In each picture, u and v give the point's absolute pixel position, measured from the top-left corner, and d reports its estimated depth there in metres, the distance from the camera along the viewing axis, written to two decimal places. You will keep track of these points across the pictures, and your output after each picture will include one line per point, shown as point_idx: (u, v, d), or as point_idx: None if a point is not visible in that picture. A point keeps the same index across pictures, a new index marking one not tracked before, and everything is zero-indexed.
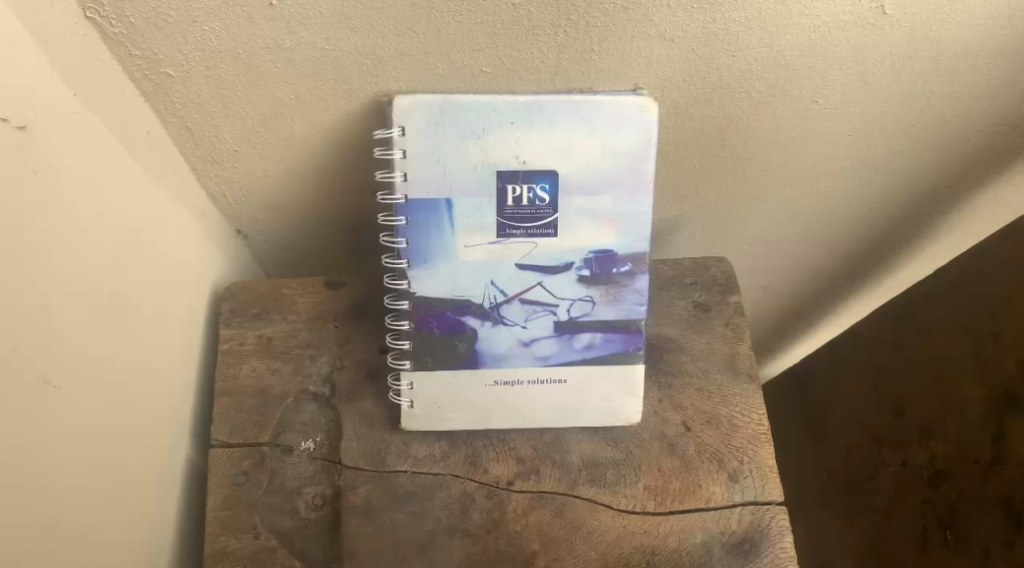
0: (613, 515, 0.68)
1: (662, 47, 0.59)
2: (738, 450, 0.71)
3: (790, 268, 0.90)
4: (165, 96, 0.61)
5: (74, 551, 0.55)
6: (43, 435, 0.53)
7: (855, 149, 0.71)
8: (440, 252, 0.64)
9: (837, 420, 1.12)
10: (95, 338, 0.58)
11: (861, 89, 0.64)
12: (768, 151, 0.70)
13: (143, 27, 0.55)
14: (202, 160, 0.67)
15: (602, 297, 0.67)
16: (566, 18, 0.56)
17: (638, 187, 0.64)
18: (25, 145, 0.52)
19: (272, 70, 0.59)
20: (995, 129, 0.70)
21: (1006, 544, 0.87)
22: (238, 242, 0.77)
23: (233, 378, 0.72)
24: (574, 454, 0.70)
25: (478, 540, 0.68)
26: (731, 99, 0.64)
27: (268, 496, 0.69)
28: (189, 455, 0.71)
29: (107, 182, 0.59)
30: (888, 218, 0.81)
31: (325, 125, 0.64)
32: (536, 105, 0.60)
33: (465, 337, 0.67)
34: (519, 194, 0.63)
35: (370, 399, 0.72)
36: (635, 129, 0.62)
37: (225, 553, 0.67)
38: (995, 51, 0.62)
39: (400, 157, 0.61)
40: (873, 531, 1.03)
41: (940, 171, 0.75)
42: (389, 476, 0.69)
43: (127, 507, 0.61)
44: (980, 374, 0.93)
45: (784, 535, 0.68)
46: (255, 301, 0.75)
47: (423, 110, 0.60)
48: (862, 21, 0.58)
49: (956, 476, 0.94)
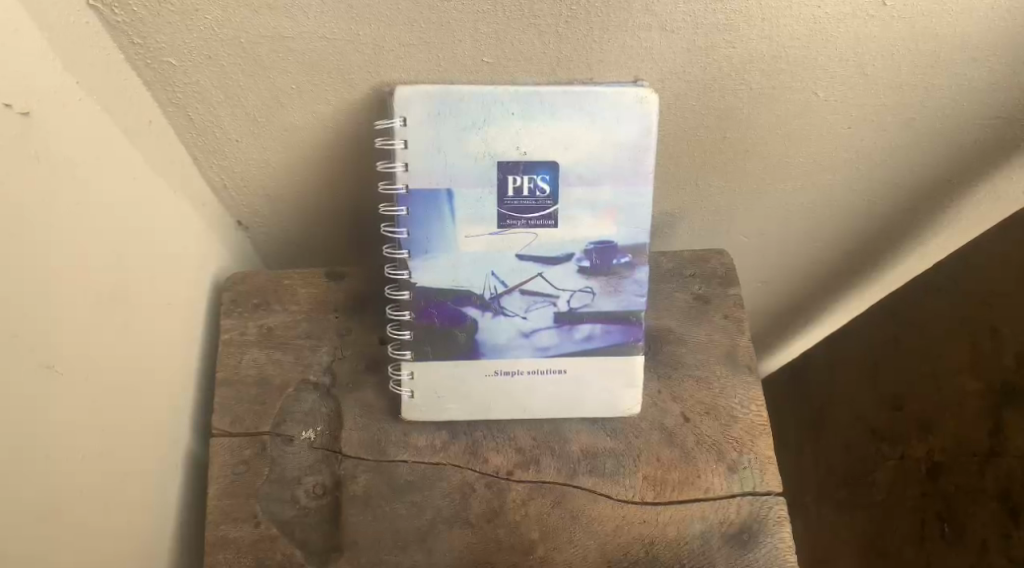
0: (612, 506, 0.68)
1: (663, 38, 0.59)
2: (737, 441, 0.71)
3: (790, 261, 0.90)
4: (167, 86, 0.61)
5: (73, 544, 0.56)
6: (42, 426, 0.53)
7: (854, 142, 0.71)
8: (441, 242, 0.65)
9: (836, 416, 1.12)
10: (95, 326, 0.58)
11: (861, 81, 0.64)
12: (768, 144, 0.70)
13: (145, 15, 0.55)
14: (203, 151, 0.67)
15: (602, 288, 0.67)
16: (566, 8, 0.57)
17: (638, 180, 0.64)
18: (27, 131, 0.52)
19: (273, 59, 0.59)
20: (993, 123, 0.70)
21: (1002, 537, 0.88)
22: (238, 233, 0.77)
23: (234, 368, 0.72)
24: (573, 444, 0.70)
25: (477, 530, 0.68)
26: (732, 91, 0.64)
27: (268, 486, 0.69)
28: (190, 445, 0.71)
29: (108, 174, 0.59)
30: (887, 211, 0.81)
31: (327, 115, 0.64)
32: (536, 96, 0.61)
33: (465, 328, 0.67)
34: (520, 186, 0.63)
35: (369, 390, 0.72)
36: (636, 120, 0.62)
37: (226, 542, 0.67)
38: (996, 43, 0.62)
39: (401, 147, 0.61)
40: (873, 528, 1.03)
41: (939, 165, 0.75)
42: (389, 466, 0.69)
43: (127, 497, 0.61)
44: (978, 368, 0.93)
45: (782, 525, 0.68)
46: (255, 292, 0.75)
47: (423, 100, 0.60)
48: (862, 13, 0.58)
49: (952, 470, 0.95)
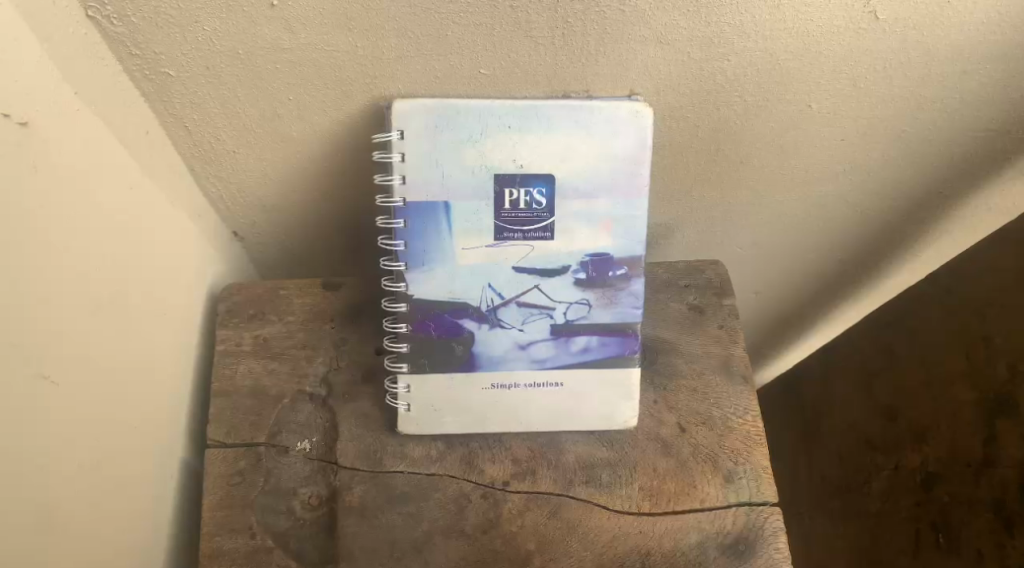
0: (608, 516, 0.68)
1: (659, 50, 0.60)
2: (732, 450, 0.71)
3: (784, 272, 0.90)
4: (165, 97, 0.61)
5: (70, 554, 0.55)
6: (41, 434, 0.53)
7: (848, 154, 0.71)
8: (438, 254, 0.65)
9: (831, 426, 1.13)
10: (93, 336, 0.58)
11: (854, 93, 0.65)
12: (762, 156, 0.71)
13: (144, 27, 0.56)
14: (201, 161, 0.67)
15: (599, 300, 0.67)
16: (563, 21, 0.57)
17: (634, 193, 0.64)
18: (26, 141, 0.52)
19: (271, 71, 0.59)
20: (985, 135, 0.71)
21: (998, 547, 0.88)
22: (235, 244, 0.77)
23: (230, 379, 0.72)
24: (570, 455, 0.70)
25: (474, 541, 0.68)
26: (726, 103, 0.65)
27: (263, 497, 0.69)
28: (185, 456, 0.71)
29: (107, 183, 0.59)
30: (879, 223, 0.82)
31: (324, 126, 0.64)
32: (534, 108, 0.61)
33: (462, 340, 0.67)
34: (516, 198, 0.63)
35: (366, 400, 0.72)
36: (632, 133, 0.62)
37: (221, 553, 0.67)
38: (986, 56, 0.63)
39: (399, 160, 0.62)
40: (868, 539, 1.03)
41: (932, 176, 0.76)
42: (386, 477, 0.69)
43: (123, 508, 0.61)
44: (971, 378, 0.93)
45: (778, 535, 0.68)
46: (251, 302, 0.75)
47: (422, 114, 0.61)
48: (855, 26, 0.59)
49: (947, 479, 0.95)
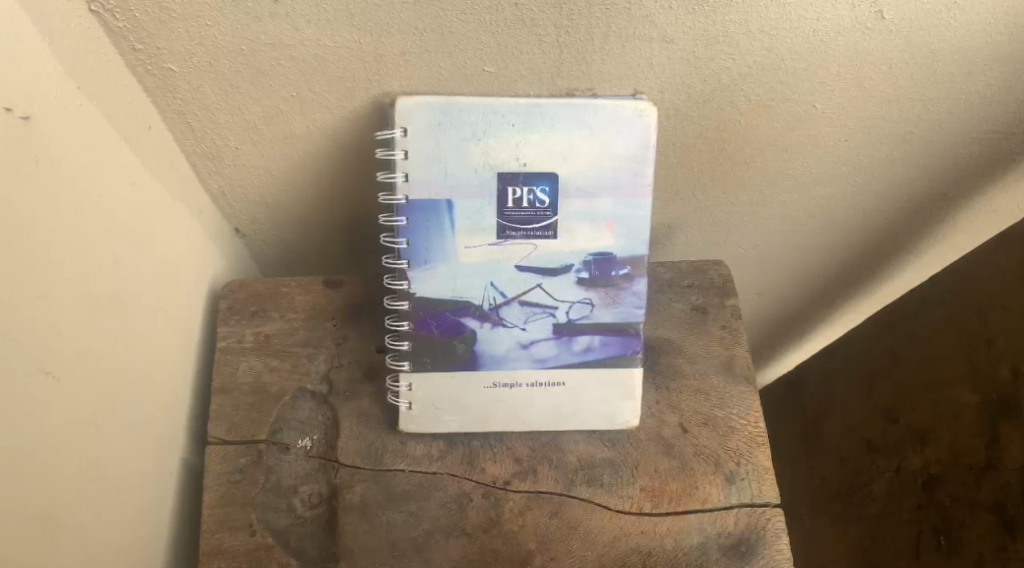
0: (609, 516, 0.68)
1: (664, 49, 0.59)
2: (734, 451, 0.71)
3: (787, 272, 0.90)
4: (168, 93, 0.61)
5: (70, 551, 0.55)
6: (42, 431, 0.53)
7: (853, 154, 0.71)
8: (440, 252, 0.64)
9: (832, 428, 1.13)
10: (93, 334, 0.58)
11: (859, 94, 0.65)
12: (767, 156, 0.71)
13: (147, 22, 0.56)
14: (202, 157, 0.67)
15: (601, 299, 0.67)
16: (569, 18, 0.57)
17: (638, 192, 0.64)
18: (28, 136, 0.52)
19: (274, 67, 0.59)
20: (990, 137, 0.71)
21: (999, 550, 0.87)
22: (237, 241, 0.77)
23: (231, 376, 0.72)
24: (572, 454, 0.70)
25: (474, 541, 0.67)
26: (731, 103, 0.64)
27: (264, 495, 0.69)
28: (185, 453, 0.71)
29: (109, 180, 0.59)
30: (883, 224, 0.82)
31: (327, 122, 0.64)
32: (537, 108, 0.61)
33: (464, 339, 0.67)
34: (519, 197, 0.63)
35: (367, 399, 0.72)
36: (635, 132, 0.62)
37: (221, 551, 0.67)
38: (992, 57, 0.62)
39: (401, 158, 0.61)
40: (868, 540, 1.03)
41: (936, 178, 0.75)
42: (387, 476, 0.69)
43: (123, 505, 0.61)
44: (974, 380, 0.93)
45: (780, 536, 0.68)
46: (253, 298, 0.74)
47: (425, 112, 0.61)
48: (861, 26, 0.59)
49: (949, 481, 0.94)
